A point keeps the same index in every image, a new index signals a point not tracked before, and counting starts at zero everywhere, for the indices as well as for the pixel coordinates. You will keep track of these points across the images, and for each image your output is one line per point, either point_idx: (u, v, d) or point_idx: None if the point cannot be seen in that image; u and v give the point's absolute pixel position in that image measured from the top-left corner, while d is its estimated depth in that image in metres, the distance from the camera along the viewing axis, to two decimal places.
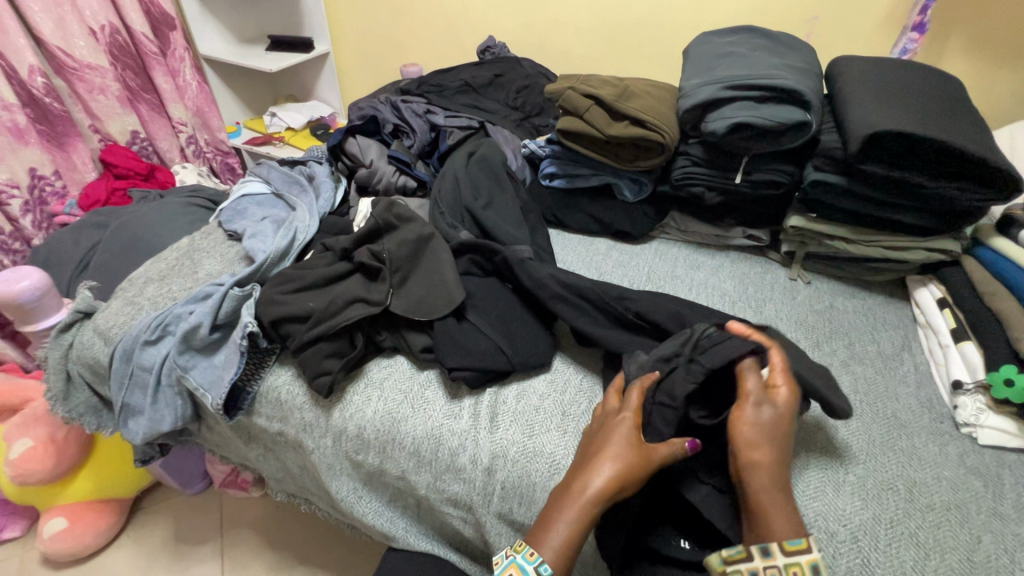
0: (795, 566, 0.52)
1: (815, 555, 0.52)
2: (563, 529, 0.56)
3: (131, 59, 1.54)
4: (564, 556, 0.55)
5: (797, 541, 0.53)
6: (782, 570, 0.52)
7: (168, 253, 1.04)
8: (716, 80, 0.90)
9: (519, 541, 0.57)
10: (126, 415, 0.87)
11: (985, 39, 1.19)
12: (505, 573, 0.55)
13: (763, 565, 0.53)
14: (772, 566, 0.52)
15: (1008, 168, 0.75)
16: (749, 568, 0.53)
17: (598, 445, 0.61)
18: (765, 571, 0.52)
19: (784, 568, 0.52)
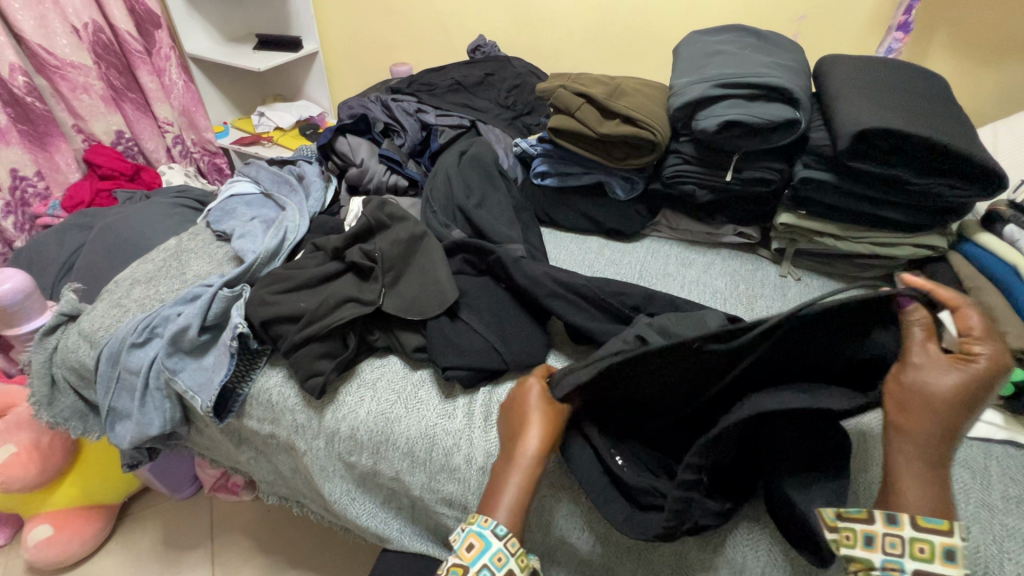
0: (921, 543, 0.49)
1: (953, 540, 0.48)
2: (510, 493, 0.59)
3: (116, 58, 1.52)
4: (515, 516, 0.58)
5: (937, 521, 0.49)
6: (906, 542, 0.49)
7: (155, 254, 1.02)
8: (707, 78, 0.91)
9: (475, 514, 0.59)
10: (113, 419, 0.86)
11: (968, 39, 1.21)
12: (464, 544, 0.57)
13: (883, 531, 0.50)
14: (893, 536, 0.50)
15: (994, 164, 0.76)
16: (864, 530, 0.51)
17: (520, 413, 0.66)
18: (884, 538, 0.50)
19: (910, 541, 0.49)
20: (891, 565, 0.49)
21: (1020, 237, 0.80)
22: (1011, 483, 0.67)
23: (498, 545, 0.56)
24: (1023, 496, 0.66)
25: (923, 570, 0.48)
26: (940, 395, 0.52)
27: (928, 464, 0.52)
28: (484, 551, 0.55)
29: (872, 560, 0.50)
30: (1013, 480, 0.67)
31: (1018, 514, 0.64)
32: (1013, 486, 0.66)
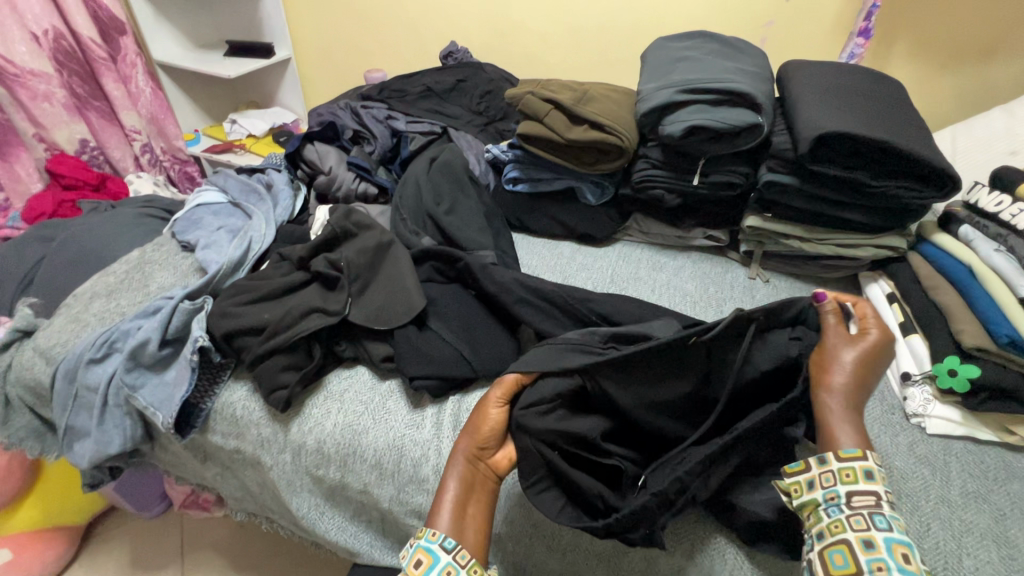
0: (846, 470, 0.53)
1: (869, 461, 0.53)
2: (447, 503, 0.61)
3: (79, 65, 1.48)
4: (456, 524, 0.59)
5: (851, 449, 0.54)
6: (835, 471, 0.53)
7: (116, 266, 0.99)
8: (672, 84, 0.92)
9: (422, 527, 0.59)
10: (71, 438, 0.83)
11: (925, 44, 1.25)
12: (412, 561, 0.57)
13: (819, 472, 0.54)
14: (827, 472, 0.54)
15: (947, 167, 0.79)
16: (807, 479, 0.54)
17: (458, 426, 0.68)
18: (820, 477, 0.54)
19: (840, 473, 0.53)
20: (830, 495, 0.53)
21: (975, 237, 0.83)
22: (969, 478, 0.68)
23: (446, 560, 0.56)
24: (980, 491, 0.67)
25: (854, 492, 0.52)
26: (852, 362, 0.59)
27: (855, 413, 0.58)
28: (432, 567, 0.55)
29: (816, 498, 0.53)
30: (970, 476, 0.69)
31: (976, 509, 0.65)
32: (971, 481, 0.68)
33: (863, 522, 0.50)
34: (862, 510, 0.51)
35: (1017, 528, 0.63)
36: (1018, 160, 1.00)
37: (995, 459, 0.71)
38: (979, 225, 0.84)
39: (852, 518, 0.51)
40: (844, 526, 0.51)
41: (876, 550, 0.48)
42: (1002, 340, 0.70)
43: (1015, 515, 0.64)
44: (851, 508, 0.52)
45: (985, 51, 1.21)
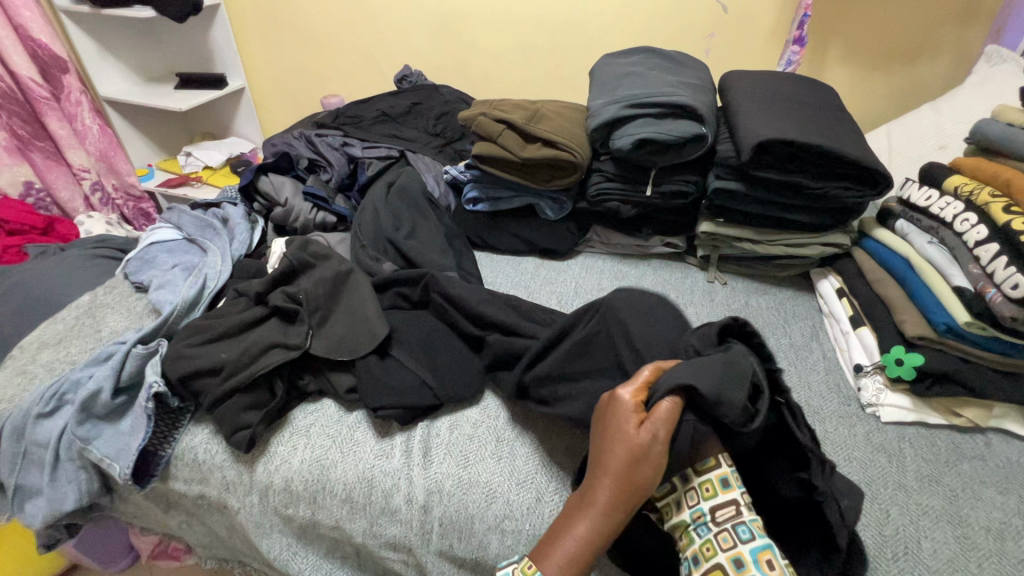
0: (705, 484, 0.57)
1: (722, 467, 0.58)
2: (569, 547, 0.54)
3: (18, 105, 1.42)
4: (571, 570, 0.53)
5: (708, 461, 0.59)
6: (697, 488, 0.58)
7: (66, 312, 0.95)
8: (619, 99, 0.94)
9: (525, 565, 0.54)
10: (21, 499, 0.79)
11: (855, 49, 1.32)
12: None
13: (684, 489, 0.58)
14: (690, 489, 0.58)
15: (879, 167, 0.83)
16: (672, 496, 0.59)
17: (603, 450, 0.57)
18: (686, 493, 0.58)
19: (699, 487, 0.58)
20: (696, 514, 0.56)
21: (911, 231, 0.87)
22: (923, 462, 0.71)
23: None
24: (934, 473, 0.70)
25: (715, 505, 0.56)
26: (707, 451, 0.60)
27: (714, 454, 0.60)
28: None
29: (684, 518, 0.57)
30: (924, 460, 0.71)
31: (930, 492, 0.67)
32: (925, 466, 0.71)
33: (729, 540, 0.53)
34: (726, 525, 0.54)
35: (968, 508, 0.66)
36: (945, 154, 1.06)
37: (946, 442, 0.74)
38: (913, 219, 0.88)
39: (720, 532, 0.54)
40: (713, 490, 0.57)
41: (729, 487, 0.56)
42: (941, 327, 0.74)
43: (966, 495, 0.67)
44: (717, 523, 0.55)
45: (909, 52, 1.28)
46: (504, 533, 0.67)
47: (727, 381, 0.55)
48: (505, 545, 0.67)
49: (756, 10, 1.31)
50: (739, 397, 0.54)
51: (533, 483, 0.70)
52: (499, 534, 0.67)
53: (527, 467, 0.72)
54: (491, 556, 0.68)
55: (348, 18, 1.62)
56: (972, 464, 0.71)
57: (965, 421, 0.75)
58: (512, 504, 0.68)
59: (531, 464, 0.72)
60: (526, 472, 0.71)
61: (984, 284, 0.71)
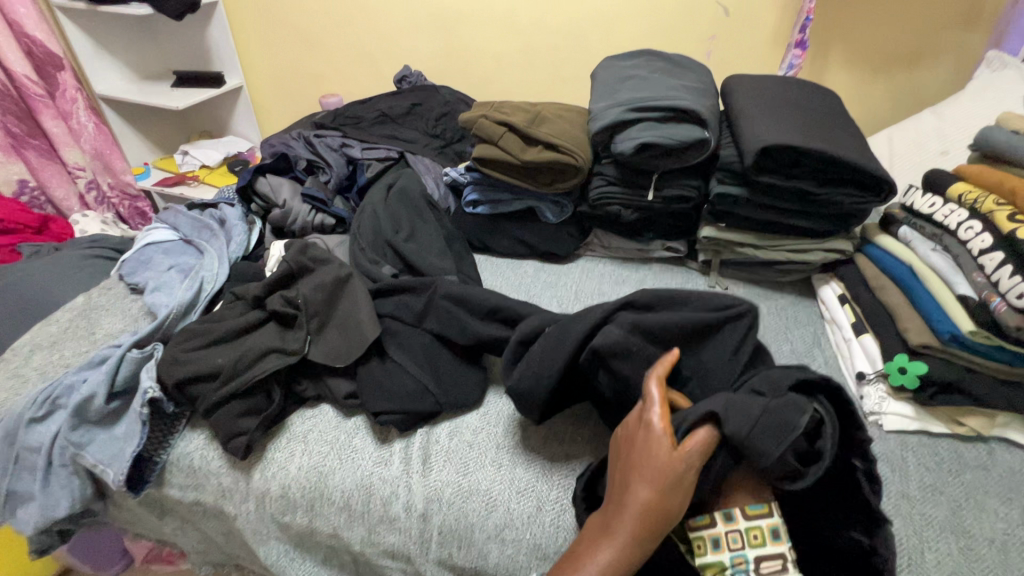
0: (754, 531, 0.57)
1: (774, 519, 0.58)
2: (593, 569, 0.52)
3: (11, 101, 1.40)
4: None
5: (758, 507, 0.59)
6: (743, 534, 0.57)
7: (59, 314, 0.93)
8: (621, 103, 0.93)
9: None
10: (13, 504, 0.77)
11: (856, 53, 1.31)
12: None
13: (725, 531, 0.57)
14: (733, 531, 0.57)
15: (883, 174, 0.83)
16: (711, 534, 0.57)
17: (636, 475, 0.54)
18: (727, 536, 0.57)
19: (745, 530, 0.57)
20: (738, 560, 0.56)
21: (913, 238, 0.87)
22: (926, 472, 0.71)
23: None
24: (937, 483, 0.69)
25: (761, 555, 0.56)
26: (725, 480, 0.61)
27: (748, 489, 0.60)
28: None
29: (722, 561, 0.56)
30: (927, 469, 0.71)
31: (933, 501, 0.67)
32: (928, 475, 0.70)
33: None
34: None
35: (972, 518, 0.65)
36: (947, 160, 1.06)
37: (949, 450, 0.73)
38: (916, 226, 0.88)
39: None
40: (762, 538, 0.57)
41: (780, 538, 0.57)
42: (945, 336, 0.74)
43: (969, 505, 0.67)
44: (760, 575, 0.55)
45: (909, 57, 1.28)
46: (504, 542, 0.66)
47: (764, 424, 0.53)
48: (505, 554, 0.66)
49: (757, 13, 1.31)
50: (779, 443, 0.53)
51: (534, 491, 0.69)
52: (499, 543, 0.67)
53: (527, 475, 0.71)
54: (491, 565, 0.67)
55: (347, 18, 1.60)
56: (975, 474, 0.70)
57: (968, 430, 0.75)
58: (512, 512, 0.68)
59: (532, 472, 0.71)
60: (527, 480, 0.70)
61: (988, 292, 0.72)
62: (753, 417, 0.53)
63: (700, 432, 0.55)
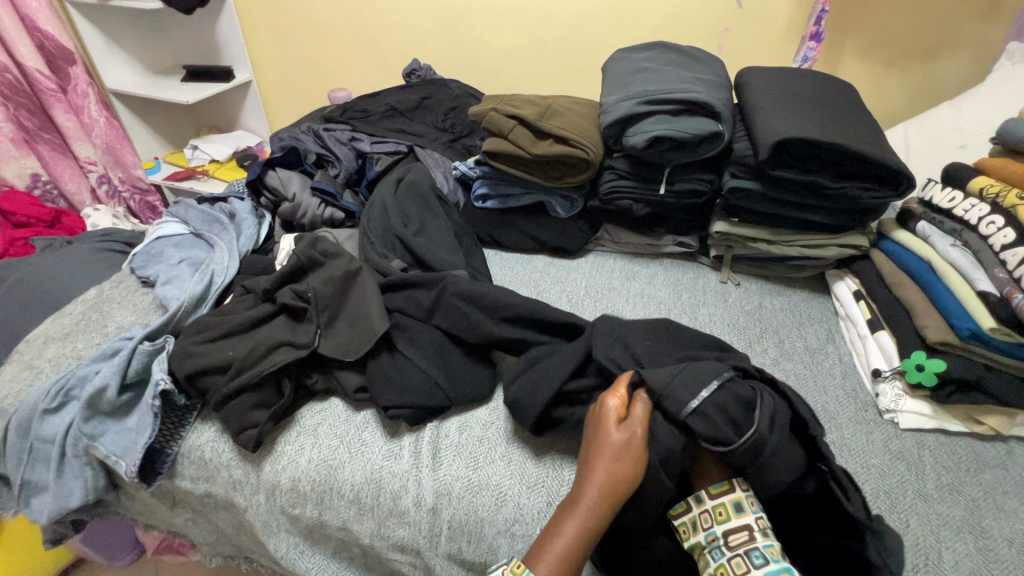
0: (719, 508, 0.58)
1: (735, 493, 0.58)
2: (559, 542, 0.55)
3: (26, 97, 1.41)
4: (565, 565, 0.54)
5: (721, 485, 0.60)
6: (710, 513, 0.58)
7: (72, 307, 0.93)
8: (634, 95, 0.92)
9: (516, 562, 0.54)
10: (28, 494, 0.78)
11: (872, 45, 1.29)
12: None
13: (696, 513, 0.59)
14: (704, 512, 0.59)
15: (902, 167, 0.81)
16: (687, 518, 0.59)
17: (589, 451, 0.59)
18: (698, 517, 0.58)
19: (713, 510, 0.58)
20: (710, 538, 0.57)
21: (932, 233, 0.85)
22: (944, 471, 0.69)
23: None
24: (955, 482, 0.68)
25: (730, 530, 0.56)
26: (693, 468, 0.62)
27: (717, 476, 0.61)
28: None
29: (698, 541, 0.57)
30: (945, 468, 0.70)
31: (951, 501, 0.66)
32: (946, 474, 0.69)
33: (743, 565, 0.53)
34: (739, 550, 0.54)
35: (990, 518, 0.64)
36: (966, 154, 1.04)
37: (967, 450, 0.72)
38: (935, 220, 0.86)
39: (732, 558, 0.54)
40: (727, 514, 0.57)
41: (743, 511, 0.57)
42: (965, 333, 0.72)
43: (988, 505, 0.65)
44: (731, 548, 0.55)
45: (927, 49, 1.25)
46: (514, 537, 0.66)
47: (679, 378, 0.60)
48: (515, 549, 0.66)
49: (770, 5, 1.29)
50: (693, 394, 0.58)
51: (543, 486, 0.69)
52: (508, 538, 0.66)
53: (536, 470, 0.70)
54: (501, 560, 0.67)
55: (355, 11, 1.60)
56: (994, 473, 0.69)
57: (987, 429, 0.73)
58: (522, 508, 0.67)
59: (542, 468, 0.71)
60: (536, 475, 0.70)
61: (1011, 288, 0.70)
62: (667, 374, 0.60)
63: (639, 403, 0.61)
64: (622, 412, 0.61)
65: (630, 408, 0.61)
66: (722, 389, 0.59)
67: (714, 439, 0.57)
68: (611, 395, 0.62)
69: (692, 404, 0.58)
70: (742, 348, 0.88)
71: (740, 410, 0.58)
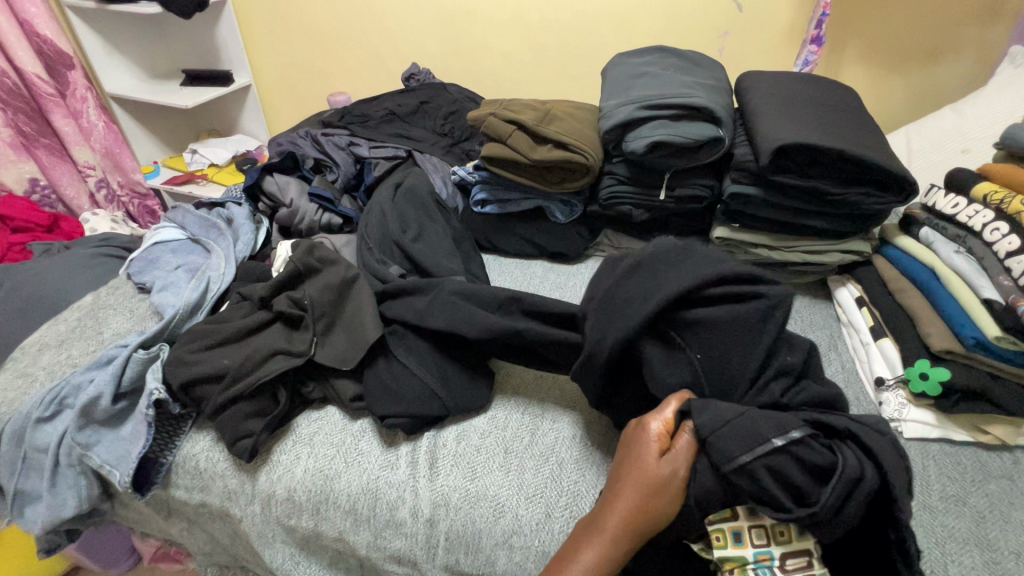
0: (781, 527, 0.57)
1: None
2: (579, 564, 0.54)
3: (23, 102, 1.41)
4: None
5: None
6: (769, 531, 0.56)
7: (68, 313, 0.93)
8: (633, 100, 0.91)
9: None
10: (20, 503, 0.77)
11: (873, 48, 1.28)
12: None
13: (747, 525, 0.56)
14: (756, 526, 0.56)
15: (904, 173, 0.80)
16: (734, 528, 0.56)
17: (622, 476, 0.59)
18: (749, 531, 0.56)
19: (771, 527, 0.56)
20: (762, 556, 0.55)
21: (935, 239, 0.84)
22: (949, 481, 0.68)
23: None
24: (959, 493, 0.67)
25: (786, 553, 0.55)
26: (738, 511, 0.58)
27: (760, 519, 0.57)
28: None
29: (744, 558, 0.55)
30: (950, 479, 0.69)
31: (956, 513, 0.65)
32: (950, 485, 0.68)
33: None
34: (797, 574, 0.54)
35: (996, 531, 0.63)
36: (969, 158, 1.03)
37: (971, 459, 0.71)
38: (938, 227, 0.85)
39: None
40: (787, 533, 0.56)
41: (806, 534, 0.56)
42: (969, 342, 0.71)
43: (994, 517, 0.64)
44: (784, 573, 0.54)
45: (929, 52, 1.25)
46: (512, 549, 0.65)
47: (732, 427, 0.55)
48: (513, 561, 0.65)
49: (771, 9, 1.28)
50: (745, 450, 0.54)
51: (542, 497, 0.68)
52: (507, 550, 0.65)
53: (536, 480, 0.70)
54: (499, 572, 0.66)
55: (354, 15, 1.60)
56: (1000, 484, 0.68)
57: (992, 438, 0.72)
58: (520, 519, 0.66)
59: (541, 478, 0.70)
60: (535, 486, 0.69)
61: (1016, 296, 0.69)
62: (721, 419, 0.56)
63: (685, 434, 0.59)
64: (665, 444, 0.59)
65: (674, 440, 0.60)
66: (783, 450, 0.54)
67: (762, 497, 0.54)
68: (655, 419, 0.61)
69: (741, 460, 0.53)
70: None
71: (801, 475, 0.54)
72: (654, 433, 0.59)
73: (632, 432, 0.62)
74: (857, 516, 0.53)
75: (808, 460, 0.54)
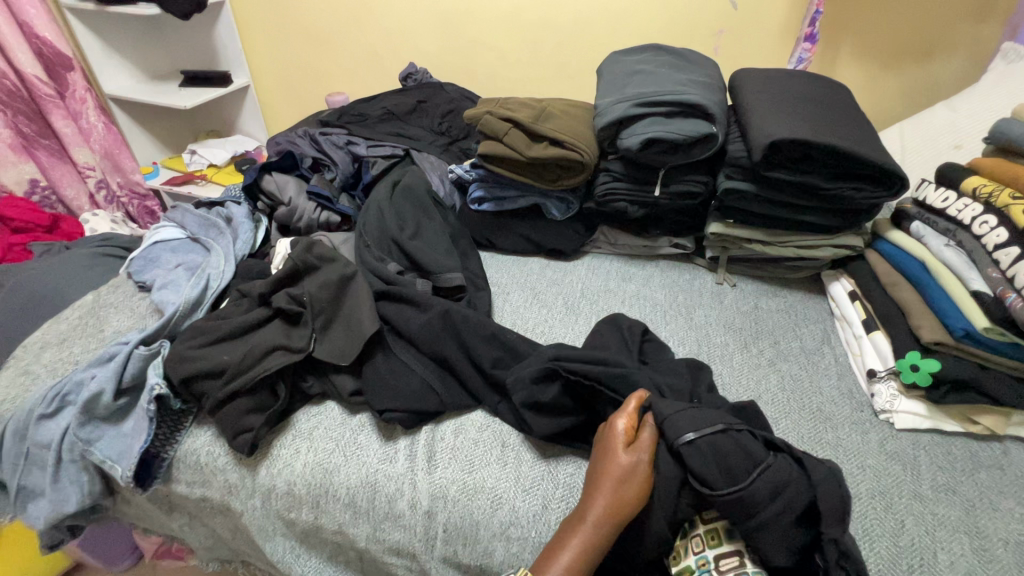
0: (711, 531, 0.58)
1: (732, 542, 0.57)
2: (564, 558, 0.55)
3: (23, 103, 1.42)
4: None
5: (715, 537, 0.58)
6: (702, 536, 0.58)
7: (69, 312, 0.93)
8: (628, 98, 0.92)
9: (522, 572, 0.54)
10: (24, 500, 0.78)
11: (866, 45, 1.29)
12: None
13: (686, 537, 0.59)
14: (693, 536, 0.59)
15: (896, 168, 0.81)
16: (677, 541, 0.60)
17: (597, 471, 0.60)
18: (688, 541, 0.59)
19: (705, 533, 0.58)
20: (701, 561, 0.57)
21: (926, 233, 0.85)
22: (939, 471, 0.69)
23: None
24: (950, 482, 0.68)
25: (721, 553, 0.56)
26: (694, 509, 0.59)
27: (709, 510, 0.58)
28: None
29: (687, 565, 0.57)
30: (940, 469, 0.70)
31: (946, 502, 0.66)
32: (941, 474, 0.69)
33: None
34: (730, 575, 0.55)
35: (986, 519, 0.64)
36: (961, 154, 1.04)
37: (962, 450, 0.72)
38: (929, 221, 0.86)
39: None
40: (718, 537, 0.57)
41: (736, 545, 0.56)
42: (959, 333, 0.72)
43: (983, 505, 0.65)
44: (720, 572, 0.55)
45: (922, 48, 1.26)
46: (509, 540, 0.66)
47: (687, 413, 0.59)
48: (511, 552, 0.66)
49: (766, 7, 1.29)
50: (693, 428, 0.58)
51: (538, 489, 0.69)
52: (504, 541, 0.66)
53: (532, 473, 0.71)
54: (496, 563, 0.67)
55: (352, 15, 1.60)
56: (990, 473, 0.69)
57: (982, 428, 0.73)
58: (517, 510, 0.67)
59: (537, 471, 0.71)
60: (532, 478, 0.70)
61: (1004, 288, 0.70)
62: (675, 408, 0.61)
63: (647, 427, 0.61)
64: (628, 436, 0.61)
65: (639, 433, 0.62)
66: (726, 433, 0.57)
67: (702, 475, 0.55)
68: (620, 417, 0.63)
69: (689, 435, 0.57)
70: (738, 349, 0.88)
71: (740, 459, 0.55)
72: (620, 428, 0.61)
73: (602, 430, 0.64)
74: (786, 515, 0.53)
75: (746, 448, 0.56)
